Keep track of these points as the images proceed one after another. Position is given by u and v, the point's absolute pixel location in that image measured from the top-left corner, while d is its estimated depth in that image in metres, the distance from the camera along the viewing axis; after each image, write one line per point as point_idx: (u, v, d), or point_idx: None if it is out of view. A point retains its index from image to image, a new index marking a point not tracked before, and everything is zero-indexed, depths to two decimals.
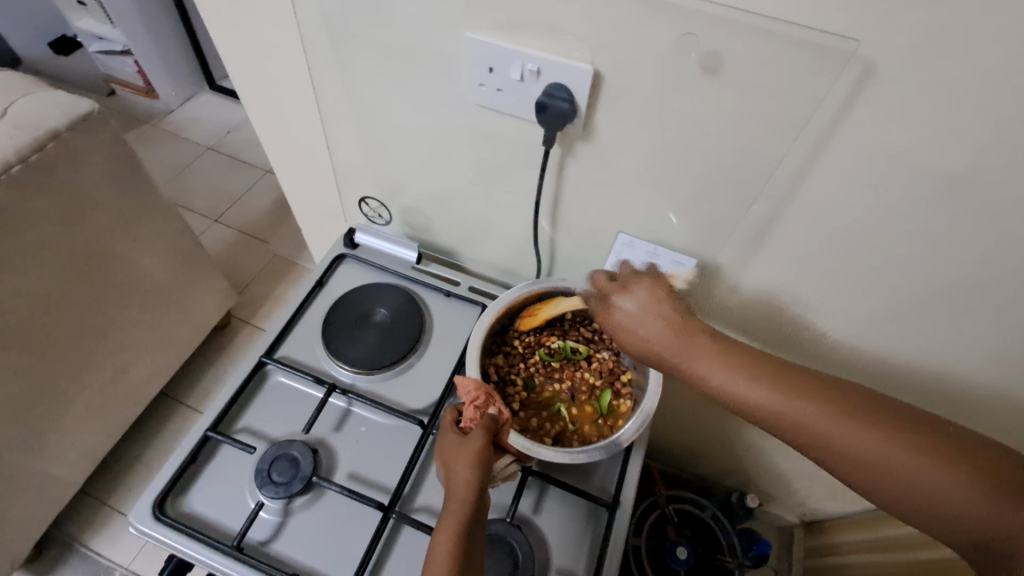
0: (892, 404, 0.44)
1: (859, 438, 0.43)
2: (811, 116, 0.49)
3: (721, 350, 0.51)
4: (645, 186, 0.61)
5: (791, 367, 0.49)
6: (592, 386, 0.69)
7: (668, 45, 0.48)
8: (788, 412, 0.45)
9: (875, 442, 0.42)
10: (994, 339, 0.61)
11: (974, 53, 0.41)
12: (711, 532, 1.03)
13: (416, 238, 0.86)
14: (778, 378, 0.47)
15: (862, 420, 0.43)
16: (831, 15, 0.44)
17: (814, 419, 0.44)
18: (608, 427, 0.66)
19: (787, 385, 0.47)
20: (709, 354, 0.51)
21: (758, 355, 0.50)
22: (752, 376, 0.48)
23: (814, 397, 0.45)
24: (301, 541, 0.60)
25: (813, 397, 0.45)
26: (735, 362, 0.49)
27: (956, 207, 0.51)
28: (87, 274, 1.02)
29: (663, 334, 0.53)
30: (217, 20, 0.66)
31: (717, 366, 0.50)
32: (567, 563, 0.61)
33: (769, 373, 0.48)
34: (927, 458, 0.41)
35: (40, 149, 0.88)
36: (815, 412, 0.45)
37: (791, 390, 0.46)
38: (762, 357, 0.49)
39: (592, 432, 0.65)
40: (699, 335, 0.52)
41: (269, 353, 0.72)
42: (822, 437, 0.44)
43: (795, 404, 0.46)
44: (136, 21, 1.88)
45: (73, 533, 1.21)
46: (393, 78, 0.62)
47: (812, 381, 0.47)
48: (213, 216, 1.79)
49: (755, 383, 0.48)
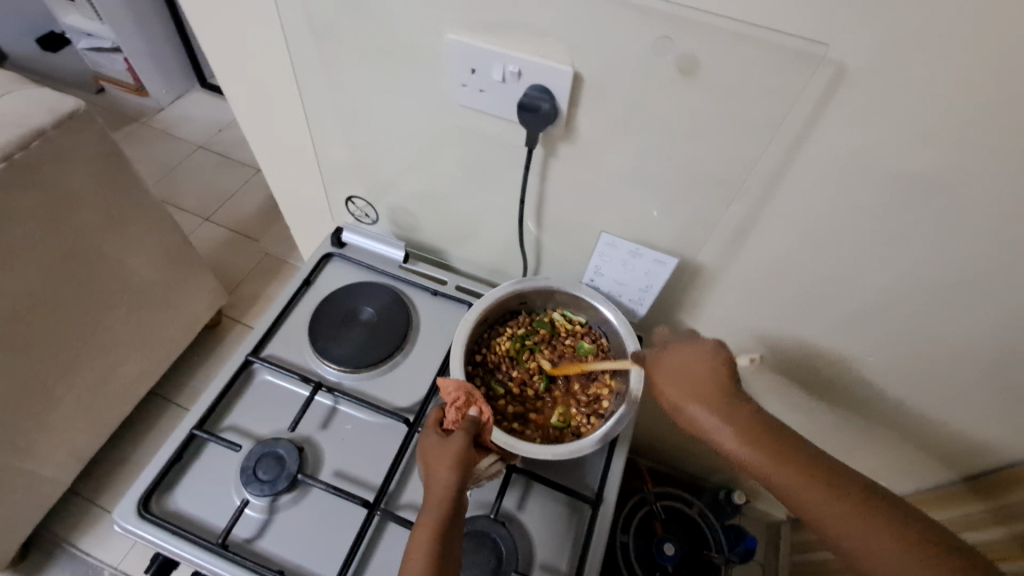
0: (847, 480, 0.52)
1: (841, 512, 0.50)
2: (785, 118, 0.50)
3: (748, 427, 0.56)
4: (626, 186, 0.62)
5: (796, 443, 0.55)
6: (529, 416, 0.67)
7: (645, 47, 0.49)
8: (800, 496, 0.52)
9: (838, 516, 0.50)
10: (970, 333, 0.62)
11: (939, 59, 0.43)
12: (698, 529, 1.01)
13: (403, 237, 0.87)
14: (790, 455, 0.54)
15: (851, 505, 0.50)
16: (802, 20, 0.44)
17: (809, 493, 0.52)
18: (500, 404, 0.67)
19: (809, 477, 0.52)
20: (738, 427, 0.56)
21: (792, 447, 0.54)
22: (772, 460, 0.54)
23: (830, 490, 0.51)
24: (285, 538, 0.60)
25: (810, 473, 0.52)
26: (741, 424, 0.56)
27: (928, 207, 0.52)
28: (73, 274, 1.02)
29: (700, 400, 0.58)
30: (200, 19, 0.66)
31: (739, 441, 0.55)
32: (550, 559, 0.62)
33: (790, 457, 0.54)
34: (866, 525, 0.49)
35: (25, 147, 0.88)
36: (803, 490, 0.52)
37: (804, 478, 0.52)
38: (778, 434, 0.55)
39: (495, 392, 0.68)
40: (740, 410, 0.57)
41: (255, 352, 0.72)
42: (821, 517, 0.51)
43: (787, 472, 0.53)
44: (124, 17, 1.87)
45: (60, 533, 1.21)
46: (376, 77, 0.63)
47: (801, 458, 0.54)
48: (203, 215, 1.78)
49: (776, 467, 0.53)
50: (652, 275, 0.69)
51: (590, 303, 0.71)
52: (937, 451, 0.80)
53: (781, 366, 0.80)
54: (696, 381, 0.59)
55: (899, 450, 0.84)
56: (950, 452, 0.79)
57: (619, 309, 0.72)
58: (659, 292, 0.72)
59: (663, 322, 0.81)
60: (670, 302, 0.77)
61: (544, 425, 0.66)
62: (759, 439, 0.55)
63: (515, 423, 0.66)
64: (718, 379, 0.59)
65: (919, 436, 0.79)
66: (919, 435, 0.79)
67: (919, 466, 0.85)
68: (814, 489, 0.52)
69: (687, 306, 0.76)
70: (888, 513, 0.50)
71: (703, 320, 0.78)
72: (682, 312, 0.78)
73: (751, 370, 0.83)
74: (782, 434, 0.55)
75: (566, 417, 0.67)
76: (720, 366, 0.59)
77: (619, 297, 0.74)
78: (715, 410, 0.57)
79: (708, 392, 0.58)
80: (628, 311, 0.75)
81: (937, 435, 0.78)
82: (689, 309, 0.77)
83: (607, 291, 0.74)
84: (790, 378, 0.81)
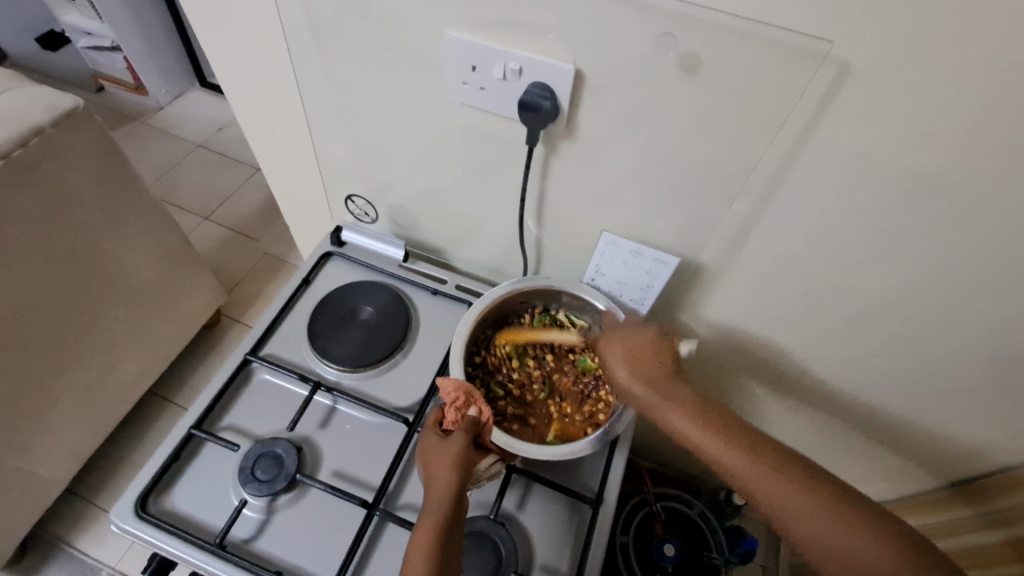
0: (770, 446, 0.56)
1: (758, 470, 0.54)
2: (788, 117, 0.50)
3: (683, 399, 0.61)
4: (628, 185, 0.62)
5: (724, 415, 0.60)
6: (528, 417, 0.67)
7: (647, 45, 0.49)
8: (731, 465, 0.55)
9: (757, 473, 0.54)
10: (974, 334, 0.61)
11: (944, 58, 0.42)
12: (698, 531, 1.01)
13: (403, 236, 0.86)
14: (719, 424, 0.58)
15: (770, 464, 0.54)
16: (807, 17, 0.44)
17: (730, 453, 0.56)
18: (500, 404, 0.67)
19: (742, 446, 0.55)
20: (674, 398, 0.61)
21: (721, 417, 0.59)
22: (709, 432, 0.57)
23: (760, 457, 0.54)
24: (283, 539, 0.60)
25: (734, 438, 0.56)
26: (674, 396, 0.62)
27: (931, 207, 0.51)
28: (72, 272, 1.01)
29: (642, 376, 0.64)
30: (199, 17, 0.66)
31: (673, 411, 0.60)
32: (550, 560, 0.62)
33: (716, 423, 0.58)
34: (782, 481, 0.52)
35: (23, 145, 0.87)
36: (727, 451, 0.56)
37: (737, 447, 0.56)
38: (707, 406, 0.60)
39: (495, 391, 0.67)
40: (676, 386, 0.63)
41: (254, 351, 0.72)
42: (742, 476, 0.54)
43: (713, 437, 0.57)
44: (124, 16, 1.87)
45: (58, 533, 1.20)
46: (376, 75, 0.62)
47: (726, 424, 0.58)
48: (202, 214, 1.78)
49: (703, 432, 0.58)
50: (653, 274, 0.69)
51: (590, 303, 0.71)
52: (938, 453, 0.80)
53: (783, 367, 0.79)
54: (647, 365, 0.65)
55: (901, 452, 0.83)
56: (952, 454, 0.79)
57: (620, 309, 0.71)
58: (660, 292, 0.72)
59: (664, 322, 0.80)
60: (670, 302, 0.76)
61: (543, 427, 0.66)
62: (691, 409, 0.60)
63: (514, 424, 0.65)
64: (658, 360, 0.65)
65: (919, 438, 0.79)
66: (921, 437, 0.79)
67: (920, 468, 0.85)
68: (734, 450, 0.55)
69: (688, 306, 0.76)
70: (808, 477, 0.53)
71: (704, 321, 0.78)
72: (683, 312, 0.78)
73: (752, 370, 0.82)
74: (712, 407, 0.60)
75: (565, 421, 0.67)
76: (662, 351, 0.66)
77: (619, 297, 0.74)
78: (654, 386, 0.63)
79: (651, 371, 0.64)
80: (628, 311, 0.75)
81: (939, 437, 0.77)
82: (690, 309, 0.77)
83: (608, 291, 0.74)
84: (791, 379, 0.81)
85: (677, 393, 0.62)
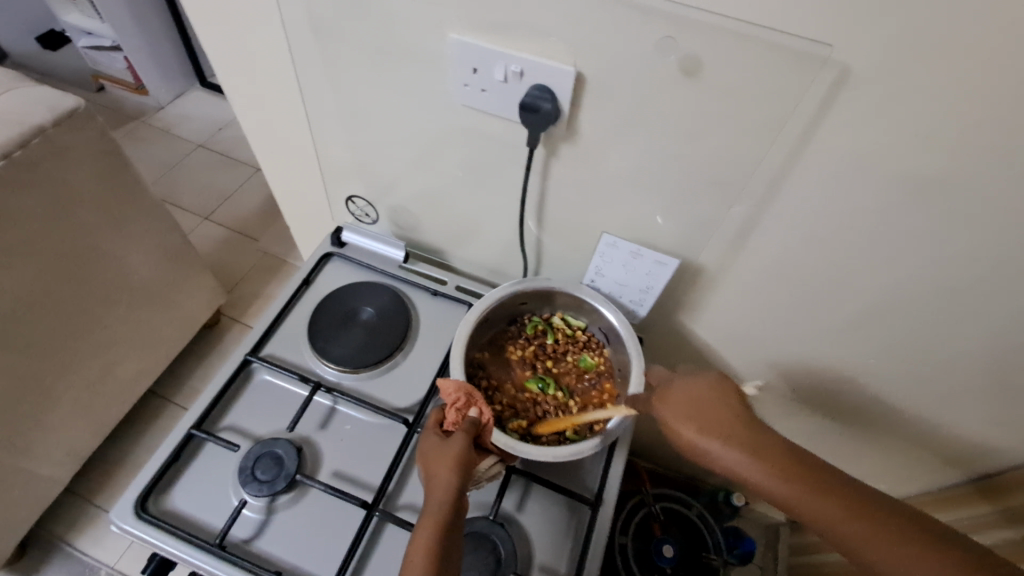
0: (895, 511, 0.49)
1: (891, 545, 0.47)
2: (788, 119, 0.50)
3: (778, 458, 0.51)
4: (628, 187, 0.62)
5: (826, 471, 0.51)
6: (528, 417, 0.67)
7: (648, 47, 0.49)
8: (851, 534, 0.48)
9: (886, 547, 0.47)
10: (974, 336, 0.62)
11: (943, 61, 0.42)
12: (697, 531, 1.01)
13: (404, 237, 0.86)
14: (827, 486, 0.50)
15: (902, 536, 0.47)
16: (807, 21, 0.44)
17: (854, 526, 0.48)
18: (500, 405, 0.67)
19: (865, 513, 0.48)
20: (768, 459, 0.52)
21: (825, 476, 0.51)
22: (810, 491, 0.50)
23: (889, 527, 0.47)
24: (283, 539, 0.60)
25: (853, 506, 0.49)
26: (767, 454, 0.52)
27: (930, 210, 0.52)
28: (72, 272, 1.01)
29: (720, 433, 0.53)
30: (201, 18, 0.66)
31: (773, 477, 0.51)
32: (549, 560, 0.62)
33: (826, 487, 0.50)
34: (924, 558, 0.46)
35: (24, 145, 0.87)
36: (850, 523, 0.48)
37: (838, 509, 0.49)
38: (807, 463, 0.52)
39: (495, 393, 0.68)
40: (764, 439, 0.53)
41: (254, 352, 0.72)
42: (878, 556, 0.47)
43: (830, 507, 0.49)
44: (125, 15, 1.87)
45: (57, 532, 1.20)
46: (377, 76, 0.62)
47: (833, 486, 0.50)
48: (203, 214, 1.78)
49: (814, 499, 0.49)
50: (652, 276, 0.69)
51: (590, 304, 0.71)
52: (938, 454, 0.80)
53: (782, 368, 0.79)
54: (718, 416, 0.55)
55: (900, 453, 0.84)
56: (951, 455, 0.79)
57: (619, 311, 0.71)
58: (660, 293, 0.72)
59: (664, 323, 0.80)
60: (670, 304, 0.76)
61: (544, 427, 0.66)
62: (791, 471, 0.51)
63: (514, 423, 0.66)
64: (732, 408, 0.55)
65: (919, 439, 0.79)
66: (919, 438, 0.79)
67: (919, 469, 0.85)
68: (860, 523, 0.48)
69: (687, 307, 0.76)
70: (947, 546, 0.46)
71: (704, 322, 0.78)
72: (682, 314, 0.78)
73: (752, 371, 0.83)
74: (814, 465, 0.52)
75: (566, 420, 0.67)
76: (729, 394, 0.56)
77: (619, 298, 0.74)
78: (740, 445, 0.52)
79: (728, 423, 0.54)
80: (628, 312, 0.75)
81: (938, 438, 0.77)
82: (690, 311, 0.77)
83: (608, 292, 0.74)
84: (790, 380, 0.81)
85: (770, 452, 0.52)
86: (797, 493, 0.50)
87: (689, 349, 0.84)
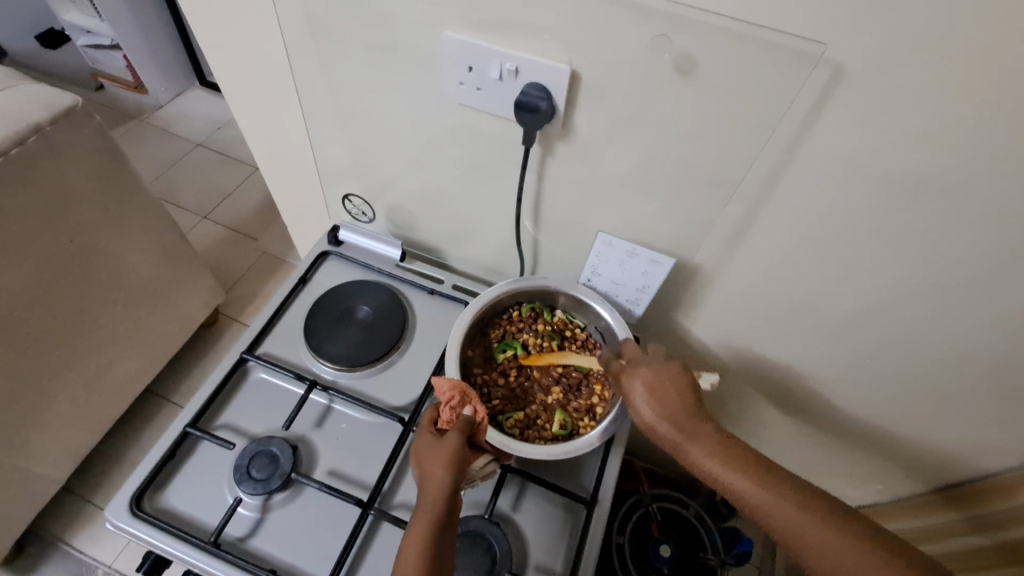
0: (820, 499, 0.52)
1: (812, 528, 0.50)
2: (784, 118, 0.50)
3: (722, 448, 0.56)
4: (624, 186, 0.62)
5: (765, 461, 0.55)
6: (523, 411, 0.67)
7: (643, 46, 0.49)
8: (781, 518, 0.52)
9: (808, 529, 0.50)
10: (968, 337, 0.62)
11: (938, 61, 0.42)
12: (694, 531, 1.01)
13: (401, 236, 0.86)
14: (764, 474, 0.54)
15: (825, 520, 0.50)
16: (803, 20, 0.44)
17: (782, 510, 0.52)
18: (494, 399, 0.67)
19: (796, 499, 0.52)
20: (713, 446, 0.56)
21: (764, 465, 0.55)
22: (749, 477, 0.54)
23: (818, 514, 0.51)
24: (278, 537, 0.60)
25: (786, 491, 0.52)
26: (712, 442, 0.56)
27: (925, 210, 0.52)
28: (69, 271, 1.01)
29: (674, 419, 0.58)
30: (197, 16, 0.66)
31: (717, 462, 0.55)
32: (544, 559, 0.62)
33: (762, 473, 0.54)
34: (839, 541, 0.49)
35: (20, 143, 0.87)
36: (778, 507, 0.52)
37: (786, 496, 0.52)
38: (748, 452, 0.56)
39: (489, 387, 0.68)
40: (710, 429, 0.57)
41: (250, 350, 0.72)
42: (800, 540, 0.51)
43: (766, 493, 0.53)
44: (124, 14, 1.87)
45: (54, 531, 1.20)
46: (374, 75, 0.62)
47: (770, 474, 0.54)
48: (201, 213, 1.78)
49: (752, 484, 0.53)
50: (648, 275, 0.69)
51: (586, 302, 0.71)
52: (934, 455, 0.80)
53: (779, 368, 0.79)
54: (674, 404, 0.59)
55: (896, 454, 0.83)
56: (946, 456, 0.79)
57: (615, 309, 0.71)
58: (656, 293, 0.72)
59: (660, 323, 0.80)
60: (666, 303, 0.76)
61: (538, 421, 0.66)
62: (732, 459, 0.55)
63: (509, 418, 0.66)
64: (686, 398, 0.59)
65: (914, 440, 0.79)
66: (915, 438, 0.79)
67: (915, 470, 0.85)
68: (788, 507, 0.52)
69: (683, 307, 0.76)
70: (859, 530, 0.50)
71: (700, 322, 0.78)
72: (679, 313, 0.78)
73: (748, 372, 0.82)
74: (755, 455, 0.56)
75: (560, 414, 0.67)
76: (686, 384, 0.60)
77: (616, 297, 0.74)
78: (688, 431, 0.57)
79: (681, 412, 0.58)
80: (625, 311, 0.75)
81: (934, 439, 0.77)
82: (686, 310, 0.77)
83: (605, 291, 0.74)
84: (787, 380, 0.81)
85: (718, 440, 0.56)
86: (736, 477, 0.54)
87: (686, 349, 0.83)
